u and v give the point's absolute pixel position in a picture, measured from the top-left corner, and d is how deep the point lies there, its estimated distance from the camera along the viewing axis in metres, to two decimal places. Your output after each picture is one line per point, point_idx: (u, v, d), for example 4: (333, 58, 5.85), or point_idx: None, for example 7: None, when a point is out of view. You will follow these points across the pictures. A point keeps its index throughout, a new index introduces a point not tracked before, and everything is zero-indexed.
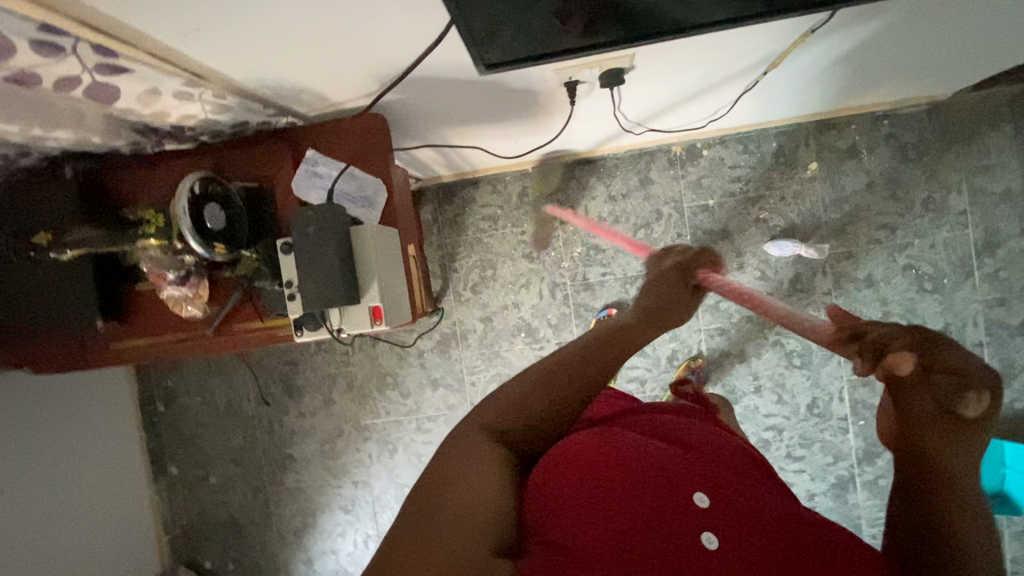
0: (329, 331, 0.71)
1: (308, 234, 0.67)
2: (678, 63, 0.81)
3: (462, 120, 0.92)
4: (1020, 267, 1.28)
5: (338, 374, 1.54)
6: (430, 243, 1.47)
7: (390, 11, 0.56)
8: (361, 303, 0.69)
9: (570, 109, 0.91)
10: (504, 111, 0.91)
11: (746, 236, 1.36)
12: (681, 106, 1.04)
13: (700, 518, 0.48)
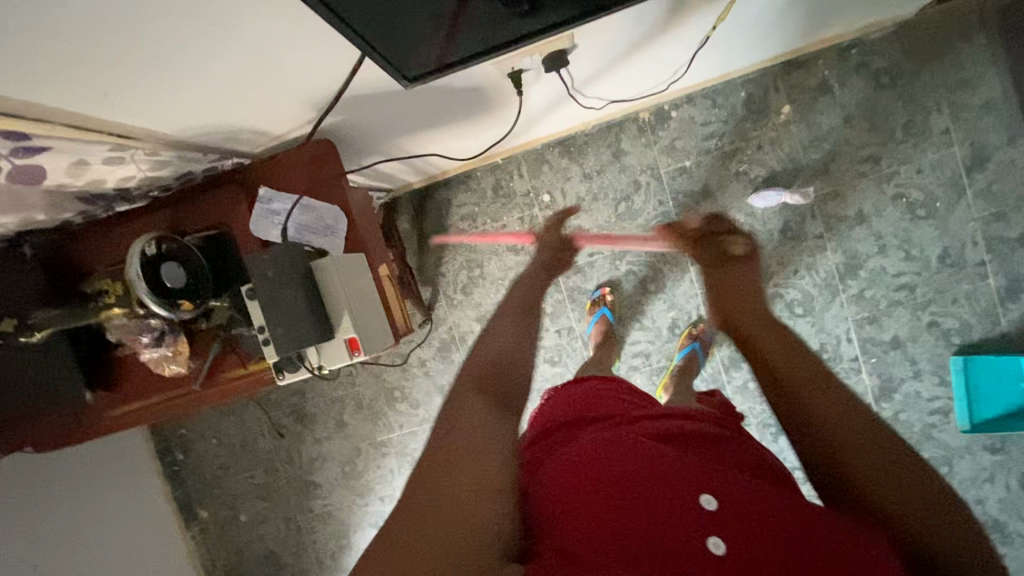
0: (310, 370, 0.70)
1: (268, 277, 0.66)
2: (618, 34, 0.78)
3: (415, 129, 0.90)
4: (1013, 177, 1.24)
5: (345, 396, 1.54)
6: (412, 252, 1.45)
7: (305, 41, 0.55)
8: (337, 336, 0.69)
9: (520, 98, 0.89)
10: (454, 112, 0.88)
11: (728, 192, 1.33)
12: (635, 75, 1.01)
13: (705, 521, 0.51)
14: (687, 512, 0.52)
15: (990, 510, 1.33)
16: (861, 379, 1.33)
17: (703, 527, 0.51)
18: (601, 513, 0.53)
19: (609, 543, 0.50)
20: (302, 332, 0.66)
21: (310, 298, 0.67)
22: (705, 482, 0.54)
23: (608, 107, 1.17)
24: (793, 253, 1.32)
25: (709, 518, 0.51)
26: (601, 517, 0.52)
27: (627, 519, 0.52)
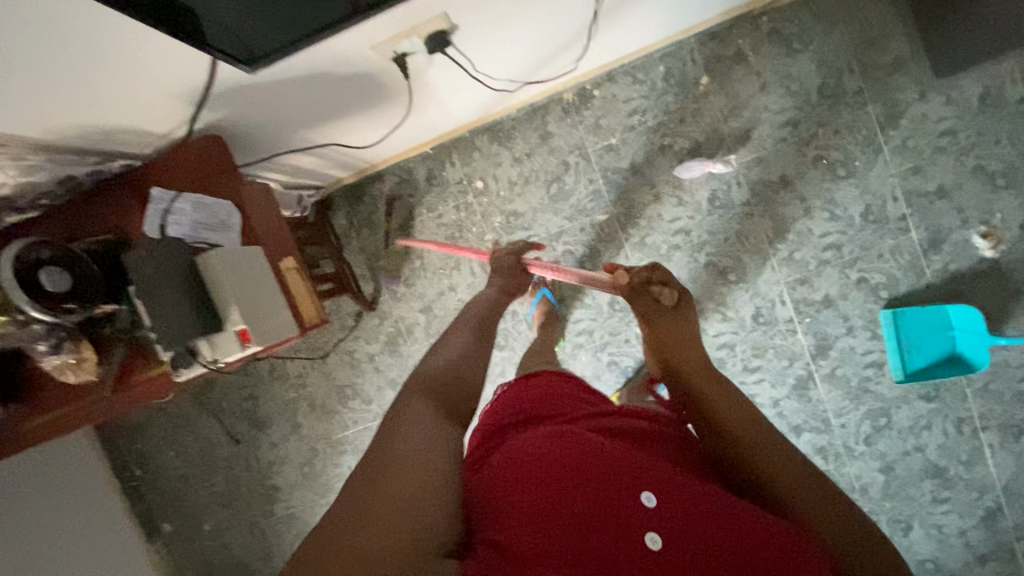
0: (206, 364, 0.71)
1: (148, 274, 0.66)
2: (498, 13, 0.80)
3: (317, 123, 0.90)
4: (926, 132, 1.28)
5: (297, 398, 1.54)
6: (350, 248, 1.45)
7: (143, 28, 0.57)
8: (226, 329, 0.69)
9: (418, 85, 0.90)
10: (353, 102, 0.88)
11: (655, 166, 1.35)
12: (538, 55, 1.02)
13: (644, 519, 0.55)
14: (627, 505, 0.56)
15: (930, 457, 1.37)
16: (797, 339, 1.36)
17: (639, 524, 0.55)
18: (550, 501, 0.57)
19: (563, 531, 0.54)
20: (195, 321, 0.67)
21: (195, 296, 0.68)
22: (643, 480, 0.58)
23: (522, 89, 1.18)
24: (723, 221, 1.34)
25: (648, 514, 0.56)
26: (543, 494, 0.58)
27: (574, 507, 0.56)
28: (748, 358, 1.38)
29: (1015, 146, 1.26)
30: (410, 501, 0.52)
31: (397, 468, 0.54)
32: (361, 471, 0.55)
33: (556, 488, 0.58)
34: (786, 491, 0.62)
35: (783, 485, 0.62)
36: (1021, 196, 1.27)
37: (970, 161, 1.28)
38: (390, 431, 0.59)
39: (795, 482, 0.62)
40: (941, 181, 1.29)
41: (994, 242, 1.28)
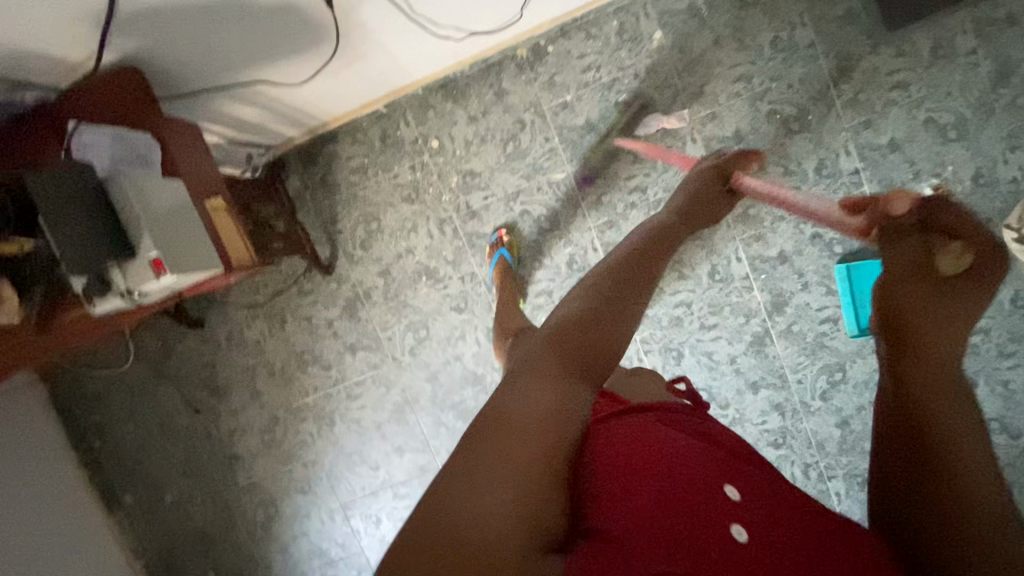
0: (121, 295, 0.71)
1: (48, 196, 0.64)
2: None
3: (250, 66, 0.88)
4: (877, 85, 1.28)
5: (257, 364, 1.52)
6: (306, 210, 1.43)
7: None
8: (140, 258, 0.70)
9: (352, 24, 0.89)
10: (285, 44, 0.87)
11: (610, 123, 1.34)
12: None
13: (726, 509, 0.50)
14: (719, 500, 0.50)
15: None
16: (753, 295, 1.37)
17: (721, 514, 0.49)
18: (648, 486, 0.51)
19: (667, 521, 0.47)
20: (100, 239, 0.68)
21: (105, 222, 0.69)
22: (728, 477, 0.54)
23: (469, 40, 1.16)
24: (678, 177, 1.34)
25: (736, 507, 0.50)
26: (648, 483, 0.51)
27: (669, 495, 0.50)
28: (705, 315, 1.39)
29: (966, 99, 1.27)
30: (537, 470, 0.38)
31: (519, 426, 0.39)
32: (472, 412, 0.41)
33: (645, 475, 0.52)
34: (960, 497, 0.48)
35: (945, 474, 0.49)
36: (971, 149, 1.28)
37: (921, 114, 1.28)
38: (520, 370, 0.44)
39: (970, 472, 0.48)
40: (893, 135, 1.29)
41: (945, 195, 1.29)
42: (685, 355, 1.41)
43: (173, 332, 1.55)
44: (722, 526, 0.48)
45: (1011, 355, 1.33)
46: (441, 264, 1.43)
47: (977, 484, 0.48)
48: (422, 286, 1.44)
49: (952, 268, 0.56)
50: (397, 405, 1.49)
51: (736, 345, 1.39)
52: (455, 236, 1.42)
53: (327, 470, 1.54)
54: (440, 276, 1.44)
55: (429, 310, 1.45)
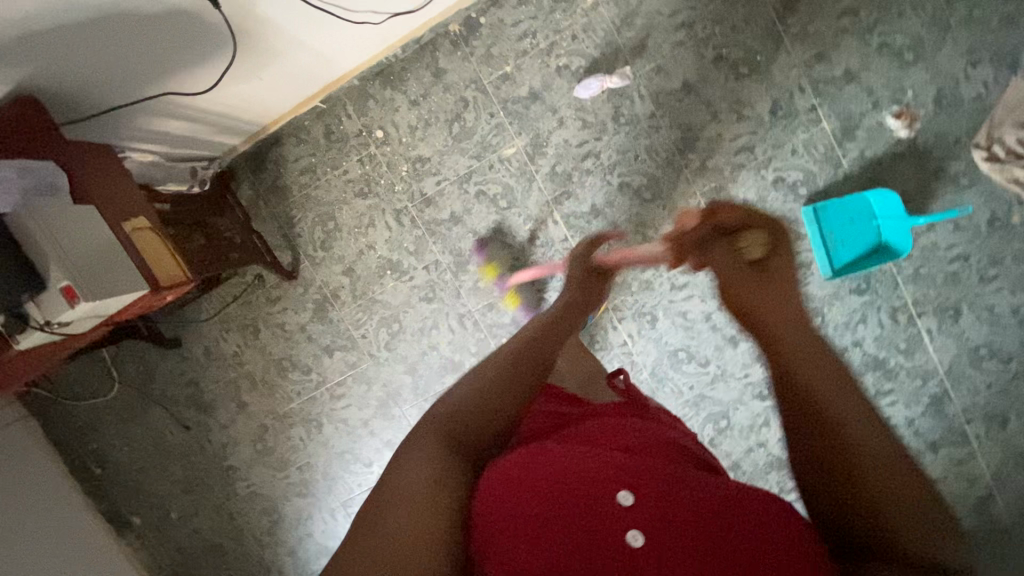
0: (40, 328, 0.76)
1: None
2: None
3: (156, 77, 0.87)
4: (824, 15, 1.22)
5: (238, 376, 1.53)
6: (262, 218, 1.42)
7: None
8: (54, 289, 0.74)
9: (255, 13, 0.86)
10: (191, 49, 0.86)
11: (553, 90, 1.30)
12: None
13: (622, 518, 0.57)
14: (607, 509, 0.58)
15: (869, 350, 1.36)
16: None
17: (618, 524, 0.56)
18: (533, 501, 0.58)
19: (560, 547, 0.55)
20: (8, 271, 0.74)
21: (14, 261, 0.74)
22: (620, 481, 0.60)
23: (395, 21, 1.13)
24: (630, 138, 1.30)
25: (628, 513, 0.57)
26: (538, 504, 0.58)
27: (560, 510, 0.58)
28: (675, 276, 1.36)
29: (919, 17, 1.21)
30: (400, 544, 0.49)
31: (405, 495, 0.52)
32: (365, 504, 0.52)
33: (542, 498, 0.58)
34: (867, 496, 0.50)
35: (852, 474, 0.51)
36: (930, 69, 1.23)
37: (875, 39, 1.22)
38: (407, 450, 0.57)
39: (871, 461, 0.51)
40: (847, 65, 1.24)
41: (908, 121, 1.24)
42: (660, 318, 1.39)
43: (153, 354, 1.57)
44: (612, 537, 0.55)
45: (994, 279, 1.29)
46: (404, 256, 1.41)
47: (881, 468, 0.50)
48: (387, 280, 1.43)
49: (760, 253, 0.68)
50: (380, 401, 1.49)
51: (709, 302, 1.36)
52: (413, 226, 1.40)
53: (321, 472, 1.55)
54: (404, 268, 1.42)
55: (398, 303, 1.44)
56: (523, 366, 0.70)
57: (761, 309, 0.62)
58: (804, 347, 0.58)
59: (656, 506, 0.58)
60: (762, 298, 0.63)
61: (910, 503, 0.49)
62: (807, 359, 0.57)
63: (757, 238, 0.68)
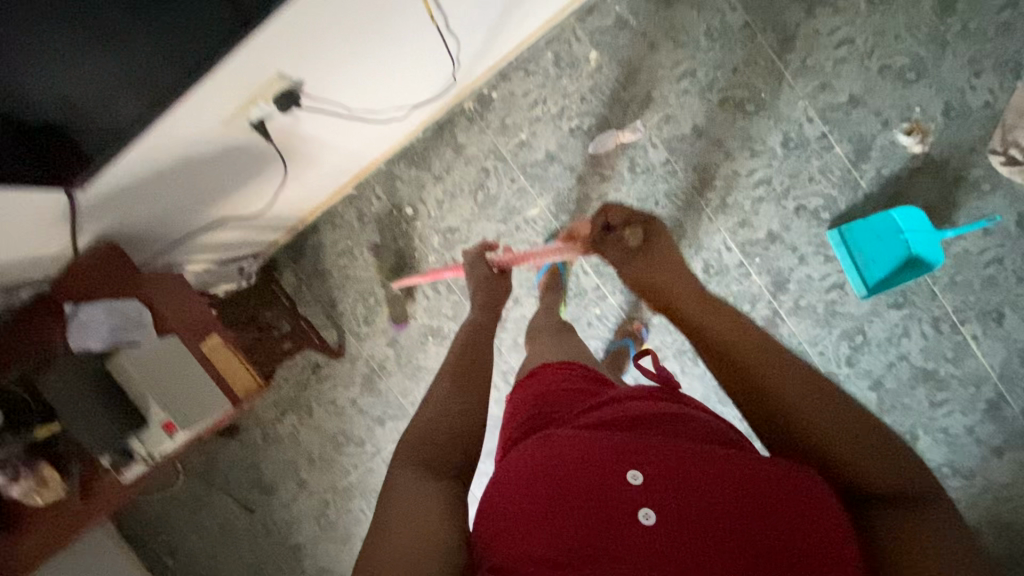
0: (143, 460, 0.80)
1: (61, 387, 0.74)
2: (342, 61, 0.82)
3: (214, 197, 0.93)
4: (822, 47, 1.26)
5: (297, 454, 1.58)
6: (307, 302, 1.48)
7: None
8: (154, 424, 0.78)
9: (295, 137, 0.94)
10: (240, 176, 0.93)
11: (569, 150, 1.36)
12: (410, 78, 1.04)
13: (634, 498, 0.59)
14: (619, 492, 0.60)
15: (916, 362, 1.36)
16: (752, 281, 1.36)
17: (631, 505, 0.59)
18: (544, 491, 0.62)
19: (576, 531, 0.58)
20: (117, 419, 0.76)
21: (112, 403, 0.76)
22: (628, 460, 0.62)
23: (417, 111, 1.20)
24: (649, 186, 1.35)
25: (640, 494, 0.59)
26: (552, 490, 0.61)
27: (571, 491, 0.61)
28: None
29: (917, 36, 1.24)
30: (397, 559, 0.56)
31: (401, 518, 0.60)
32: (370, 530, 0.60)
33: (555, 485, 0.62)
34: (837, 453, 0.64)
35: (819, 437, 0.65)
36: (935, 85, 1.25)
37: (875, 63, 1.26)
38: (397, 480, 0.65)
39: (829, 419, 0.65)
40: (851, 90, 1.27)
41: (920, 137, 1.27)
42: None
43: (214, 441, 1.62)
44: (628, 515, 0.58)
45: None
46: (443, 321, 1.46)
47: (818, 406, 0.66)
48: (430, 347, 1.48)
49: (636, 242, 0.98)
50: None
51: None
52: (450, 292, 1.45)
53: None
54: (445, 333, 1.47)
55: None
56: (451, 416, 0.74)
57: (698, 317, 0.81)
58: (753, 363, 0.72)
59: (666, 485, 0.60)
60: (671, 269, 0.92)
61: (898, 469, 0.62)
62: (774, 363, 0.71)
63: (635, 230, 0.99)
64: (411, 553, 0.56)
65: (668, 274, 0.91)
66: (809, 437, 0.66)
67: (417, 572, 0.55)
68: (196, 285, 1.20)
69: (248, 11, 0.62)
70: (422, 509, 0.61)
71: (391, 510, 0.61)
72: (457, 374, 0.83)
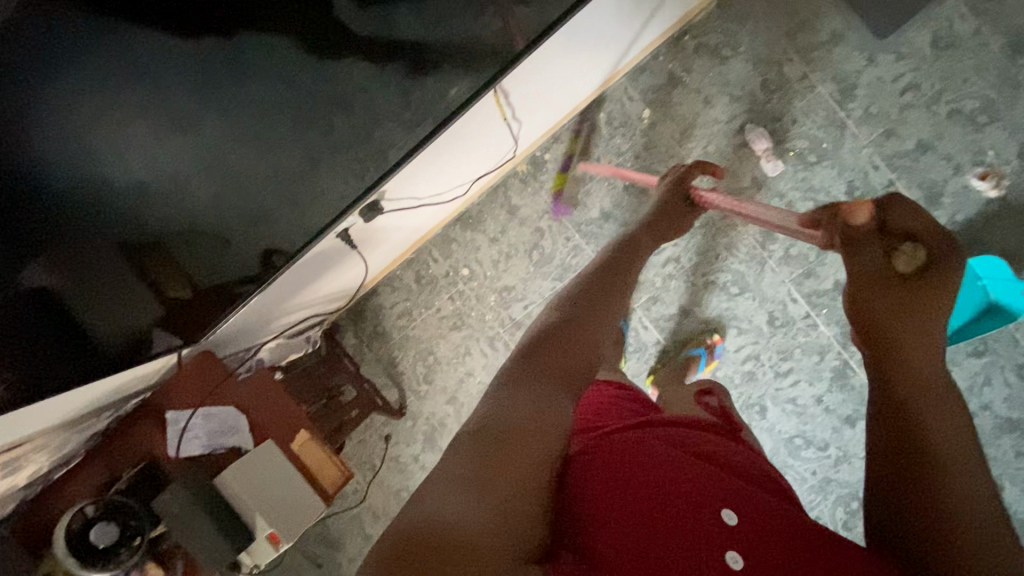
0: (250, 569, 0.86)
1: (173, 507, 0.77)
2: (420, 164, 0.95)
3: (295, 289, 1.01)
4: (886, 94, 1.23)
5: (360, 512, 1.55)
6: (368, 362, 1.50)
7: (45, 366, 0.71)
8: (260, 536, 0.83)
9: (370, 234, 1.04)
10: (320, 273, 1.02)
11: (625, 206, 1.36)
12: (470, 160, 1.07)
13: (725, 537, 0.57)
14: (711, 524, 0.58)
15: (1001, 412, 1.29)
16: (821, 331, 1.32)
17: (720, 541, 0.56)
18: (635, 501, 0.60)
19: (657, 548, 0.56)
20: (220, 535, 0.79)
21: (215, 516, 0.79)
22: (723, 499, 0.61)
23: (477, 184, 1.22)
24: (710, 237, 1.33)
25: (731, 532, 0.57)
26: (637, 501, 0.60)
27: (664, 509, 0.59)
28: (777, 363, 1.35)
29: (985, 79, 1.21)
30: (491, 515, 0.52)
31: (501, 444, 0.58)
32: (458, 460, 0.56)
33: (647, 498, 0.60)
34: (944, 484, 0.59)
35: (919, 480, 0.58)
36: (1008, 127, 1.21)
37: (942, 108, 1.22)
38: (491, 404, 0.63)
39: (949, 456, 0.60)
40: (918, 136, 1.23)
41: (996, 180, 1.21)
42: (769, 407, 1.36)
43: None
44: (714, 548, 0.56)
45: None
46: None
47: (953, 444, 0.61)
48: None
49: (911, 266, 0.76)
50: None
51: (818, 386, 1.33)
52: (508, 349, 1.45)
53: None
54: None
55: None
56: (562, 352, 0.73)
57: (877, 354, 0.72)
58: (934, 378, 0.66)
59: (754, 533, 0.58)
60: (920, 324, 0.71)
61: None
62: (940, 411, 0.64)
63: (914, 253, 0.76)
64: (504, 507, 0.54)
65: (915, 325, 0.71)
66: (928, 464, 0.60)
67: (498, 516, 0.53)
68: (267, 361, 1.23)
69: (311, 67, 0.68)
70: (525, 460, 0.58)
71: (488, 438, 0.58)
72: (568, 297, 0.84)
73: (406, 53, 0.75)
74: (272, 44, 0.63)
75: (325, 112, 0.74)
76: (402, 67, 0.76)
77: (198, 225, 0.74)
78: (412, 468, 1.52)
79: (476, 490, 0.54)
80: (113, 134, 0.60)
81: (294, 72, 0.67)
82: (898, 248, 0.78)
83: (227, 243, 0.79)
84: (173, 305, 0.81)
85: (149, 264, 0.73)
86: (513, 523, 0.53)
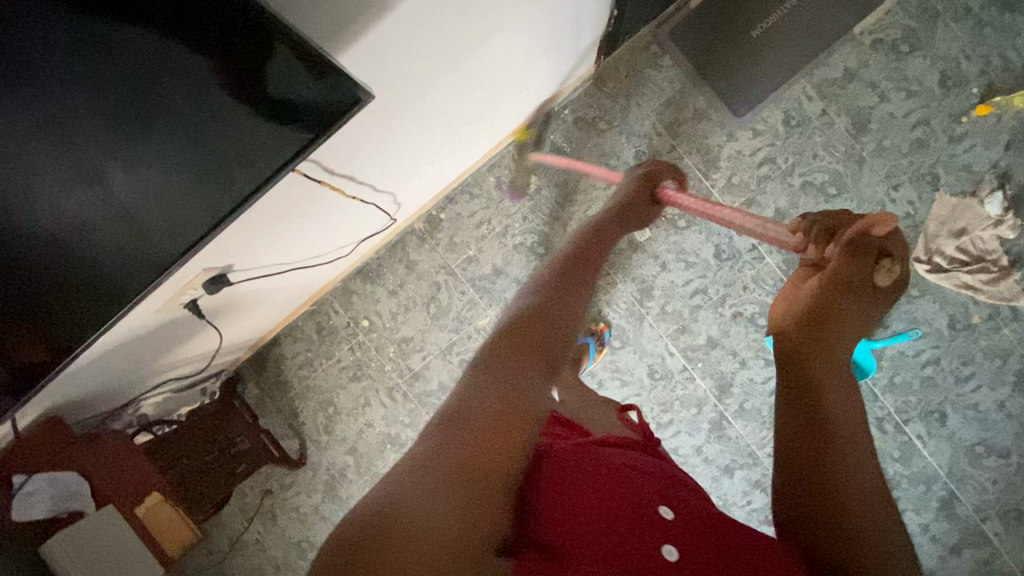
0: None
1: None
2: (265, 245, 0.96)
3: (144, 355, 1.01)
4: (745, 167, 1.34)
5: (259, 564, 1.52)
6: (270, 412, 1.52)
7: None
8: None
9: (220, 305, 1.04)
10: (171, 339, 1.03)
11: (514, 263, 1.43)
12: (330, 230, 1.08)
13: (666, 531, 0.60)
14: (656, 518, 0.61)
15: None
16: (697, 384, 1.39)
17: (661, 535, 0.59)
18: (592, 495, 0.63)
19: (606, 534, 0.59)
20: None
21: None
22: (665, 499, 0.65)
23: (361, 244, 1.28)
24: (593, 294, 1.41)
25: (667, 525, 0.61)
26: (597, 495, 0.64)
27: (620, 503, 0.63)
28: (659, 414, 1.41)
29: (833, 155, 1.33)
30: (446, 523, 0.49)
31: (471, 428, 0.56)
32: (432, 450, 0.55)
33: (603, 493, 0.64)
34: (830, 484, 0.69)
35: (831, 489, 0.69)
36: (855, 198, 1.32)
37: (796, 180, 1.33)
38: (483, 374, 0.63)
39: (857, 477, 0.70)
40: (776, 205, 1.34)
41: None
42: None
43: None
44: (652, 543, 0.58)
45: (970, 378, 1.32)
46: (401, 429, 1.48)
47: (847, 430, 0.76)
48: (389, 454, 1.49)
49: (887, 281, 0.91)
50: None
51: (697, 436, 1.39)
52: (406, 399, 1.48)
53: None
54: (404, 440, 1.49)
55: None
56: (545, 322, 0.72)
57: (810, 354, 0.86)
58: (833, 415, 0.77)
59: (694, 536, 0.61)
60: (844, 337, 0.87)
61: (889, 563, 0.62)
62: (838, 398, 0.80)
63: (890, 268, 0.90)
64: (464, 507, 0.51)
65: (835, 349, 0.86)
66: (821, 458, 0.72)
67: (461, 504, 0.51)
68: (152, 417, 1.28)
69: (212, 142, 0.65)
70: (502, 441, 0.57)
71: (467, 417, 0.57)
72: (569, 267, 0.87)
73: (302, 113, 0.66)
74: (187, 91, 0.60)
75: (222, 168, 0.68)
76: (299, 129, 0.68)
77: (75, 277, 0.70)
78: (311, 517, 1.51)
79: (440, 484, 0.51)
80: (17, 166, 0.57)
81: (200, 134, 0.63)
82: (881, 260, 0.90)
83: (111, 299, 0.74)
84: (22, 368, 0.76)
85: (11, 320, 0.69)
86: (475, 518, 0.52)
